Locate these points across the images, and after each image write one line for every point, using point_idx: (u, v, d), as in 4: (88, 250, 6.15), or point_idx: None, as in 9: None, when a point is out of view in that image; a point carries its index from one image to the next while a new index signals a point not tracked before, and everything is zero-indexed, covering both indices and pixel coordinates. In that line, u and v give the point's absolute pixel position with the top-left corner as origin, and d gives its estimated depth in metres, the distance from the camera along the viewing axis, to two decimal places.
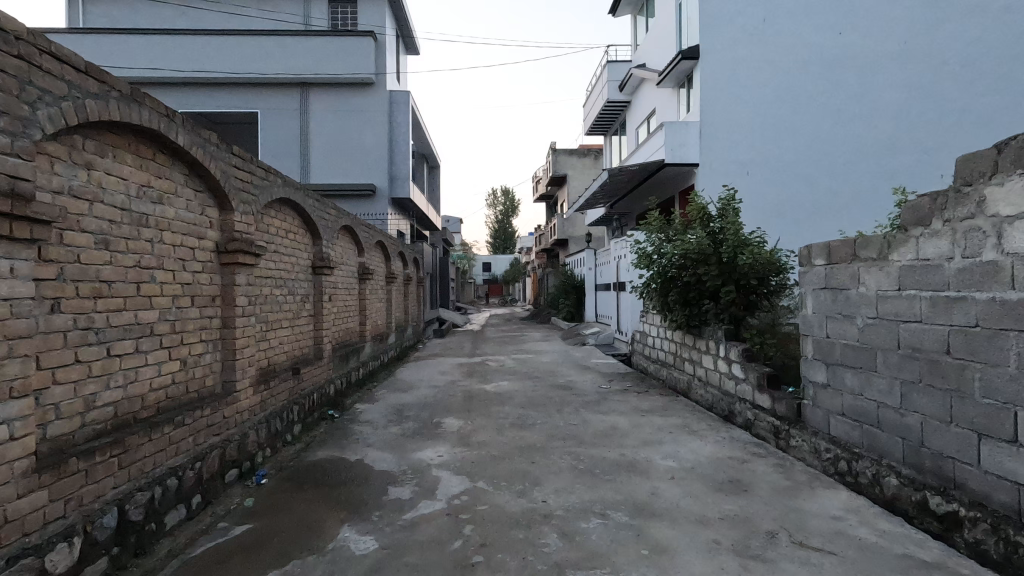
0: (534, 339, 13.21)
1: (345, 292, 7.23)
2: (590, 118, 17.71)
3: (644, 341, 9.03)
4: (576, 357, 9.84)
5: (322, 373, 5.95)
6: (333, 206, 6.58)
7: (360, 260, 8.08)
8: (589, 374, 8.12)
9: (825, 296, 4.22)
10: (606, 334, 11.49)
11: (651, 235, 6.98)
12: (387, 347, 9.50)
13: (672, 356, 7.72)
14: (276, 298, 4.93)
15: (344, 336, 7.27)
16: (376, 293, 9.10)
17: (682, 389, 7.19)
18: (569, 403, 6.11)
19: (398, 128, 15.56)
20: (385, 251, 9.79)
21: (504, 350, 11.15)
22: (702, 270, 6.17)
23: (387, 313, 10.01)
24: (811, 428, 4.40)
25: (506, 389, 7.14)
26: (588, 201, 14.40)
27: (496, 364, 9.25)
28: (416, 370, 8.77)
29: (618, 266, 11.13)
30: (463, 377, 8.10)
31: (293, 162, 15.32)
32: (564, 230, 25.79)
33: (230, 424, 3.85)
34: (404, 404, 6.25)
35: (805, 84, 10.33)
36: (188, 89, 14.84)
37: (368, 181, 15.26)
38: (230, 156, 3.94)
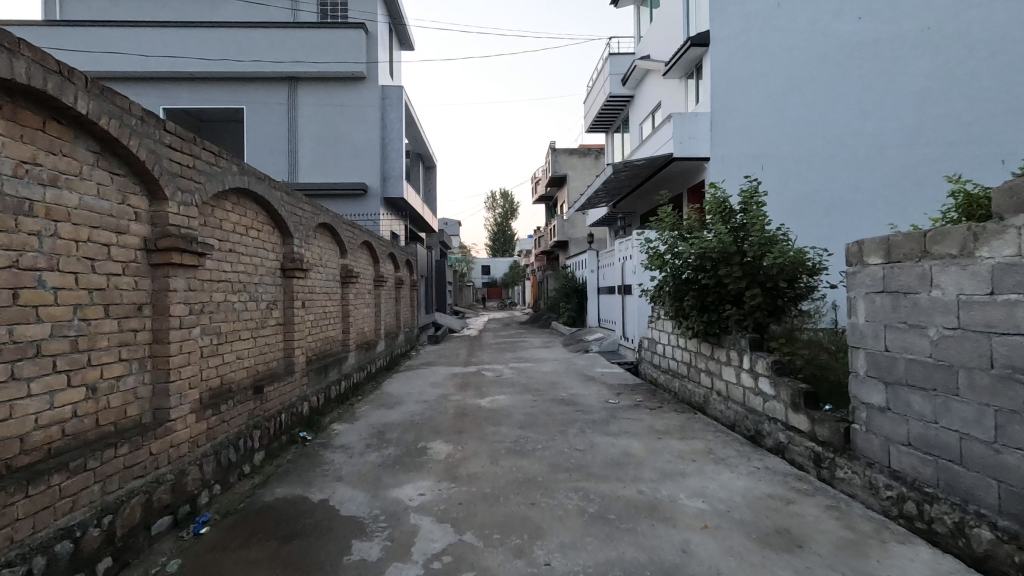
0: (534, 345, 12.49)
1: (324, 297, 6.51)
2: (592, 114, 17.02)
3: (654, 349, 8.32)
4: (580, 366, 9.12)
5: (294, 389, 5.24)
6: (308, 201, 5.88)
7: (344, 262, 7.38)
8: (594, 386, 7.40)
9: (883, 302, 3.51)
10: (611, 340, 10.80)
11: (664, 232, 6.26)
12: (375, 357, 8.81)
13: (686, 366, 7.02)
14: (230, 305, 4.21)
15: (324, 347, 6.56)
16: (362, 298, 8.40)
17: (699, 403, 6.47)
18: (573, 423, 5.40)
19: (391, 125, 14.95)
20: (373, 252, 9.10)
21: (502, 359, 10.43)
22: (723, 271, 5.45)
23: (376, 320, 9.33)
24: (865, 458, 3.70)
25: (502, 404, 6.43)
26: (590, 200, 13.71)
27: (493, 375, 8.53)
28: (405, 382, 8.06)
29: (623, 268, 10.42)
30: (456, 390, 7.37)
31: (281, 160, 14.62)
32: (564, 232, 25.12)
33: (161, 460, 3.14)
34: (386, 424, 5.52)
35: (823, 72, 9.61)
36: (171, 84, 14.17)
37: (360, 180, 14.58)
38: (162, 132, 3.24)
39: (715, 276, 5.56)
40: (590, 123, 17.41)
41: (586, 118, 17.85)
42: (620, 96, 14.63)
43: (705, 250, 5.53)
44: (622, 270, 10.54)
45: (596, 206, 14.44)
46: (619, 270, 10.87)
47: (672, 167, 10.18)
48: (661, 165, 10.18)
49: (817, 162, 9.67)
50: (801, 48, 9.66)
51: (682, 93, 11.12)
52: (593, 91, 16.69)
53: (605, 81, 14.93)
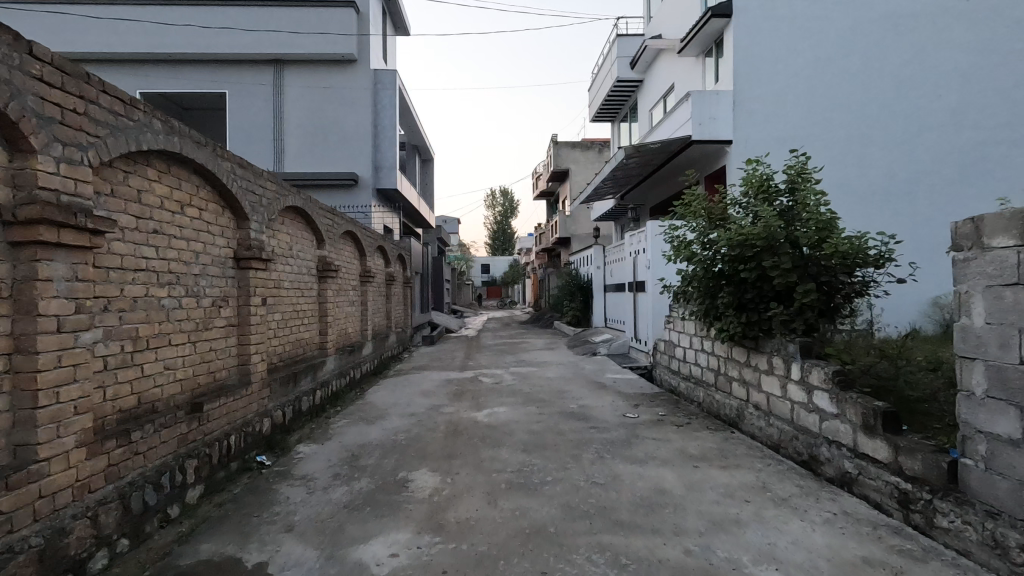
0: (536, 347, 11.56)
1: (293, 294, 5.59)
2: (597, 102, 16.09)
3: (673, 353, 7.40)
4: (588, 372, 8.20)
5: (248, 404, 4.33)
6: (273, 178, 4.94)
7: (321, 254, 6.45)
8: (607, 396, 6.47)
9: (1019, 299, 2.59)
10: (621, 342, 9.91)
11: (693, 218, 5.36)
12: (360, 360, 7.91)
13: (714, 374, 6.11)
14: (155, 301, 3.29)
15: (295, 351, 5.65)
16: (345, 295, 7.48)
17: (732, 418, 5.54)
18: (588, 445, 4.47)
19: (384, 112, 14.03)
20: (359, 244, 8.19)
21: (502, 362, 9.49)
22: (769, 262, 4.52)
23: (362, 319, 8.44)
24: (983, 506, 2.79)
25: (502, 418, 5.50)
26: (596, 191, 12.78)
27: (492, 382, 7.61)
28: (393, 390, 7.14)
29: (636, 263, 9.49)
30: (449, 400, 6.45)
31: (265, 148, 13.66)
32: (566, 228, 24.21)
33: (23, 517, 2.23)
34: (362, 446, 4.58)
35: (857, 45, 8.65)
36: (147, 66, 13.23)
37: (350, 170, 13.63)
38: (28, 58, 2.32)
39: (757, 268, 4.65)
40: (596, 111, 16.46)
41: (591, 106, 16.89)
42: (629, 80, 13.69)
43: (745, 237, 4.62)
44: (633, 265, 9.66)
45: (603, 197, 13.51)
46: (630, 266, 9.97)
47: (689, 152, 9.25)
48: (677, 151, 9.26)
49: (849, 146, 8.74)
50: (835, 19, 8.66)
51: (699, 72, 10.20)
52: (599, 78, 15.76)
53: (612, 65, 14.01)
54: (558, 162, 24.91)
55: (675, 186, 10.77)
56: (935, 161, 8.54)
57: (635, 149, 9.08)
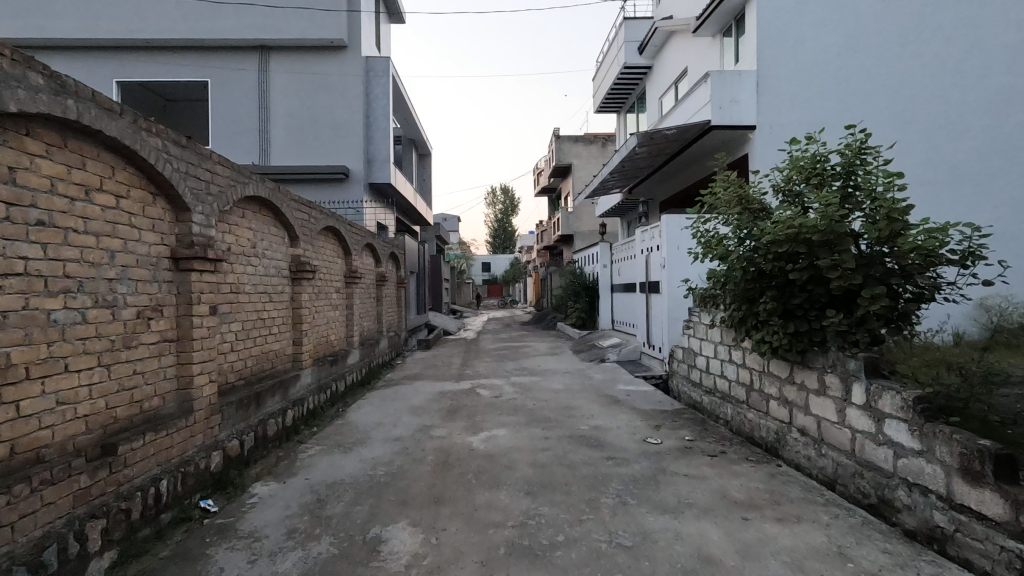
0: (538, 352, 10.75)
1: (255, 299, 4.77)
2: (602, 92, 15.24)
3: (696, 363, 6.60)
4: (597, 383, 7.38)
5: (189, 438, 3.51)
6: (225, 161, 4.11)
7: (294, 253, 5.65)
8: (622, 414, 5.65)
9: None
10: (632, 348, 9.07)
11: (727, 209, 4.55)
12: (344, 371, 7.12)
13: (747, 390, 5.31)
14: (42, 317, 2.50)
15: (259, 366, 4.84)
16: (325, 299, 6.68)
17: (772, 445, 4.74)
18: (607, 484, 3.67)
19: (377, 102, 13.22)
20: (343, 242, 7.38)
21: (503, 370, 8.68)
22: (828, 259, 3.69)
23: (346, 326, 7.65)
24: None
25: (502, 443, 4.70)
26: (603, 185, 11.97)
27: (490, 395, 6.79)
28: (379, 406, 6.34)
29: (648, 262, 8.70)
30: (441, 419, 5.64)
31: (249, 140, 12.81)
32: (568, 225, 23.42)
33: None
34: (330, 486, 3.76)
35: (896, 18, 7.79)
36: (124, 53, 12.43)
37: (341, 163, 12.82)
38: None
39: (811, 268, 3.84)
40: (600, 102, 15.63)
41: (595, 97, 16.08)
42: (637, 67, 12.87)
43: (796, 229, 3.81)
44: (646, 264, 8.84)
45: (609, 191, 12.69)
46: (641, 265, 9.15)
47: (707, 140, 8.41)
48: (693, 138, 8.41)
49: (884, 132, 7.91)
50: None
51: (716, 54, 9.36)
52: (604, 66, 14.94)
53: (619, 51, 13.18)
54: (560, 157, 24.07)
55: (689, 179, 9.95)
56: (980, 147, 7.70)
57: (648, 137, 8.24)
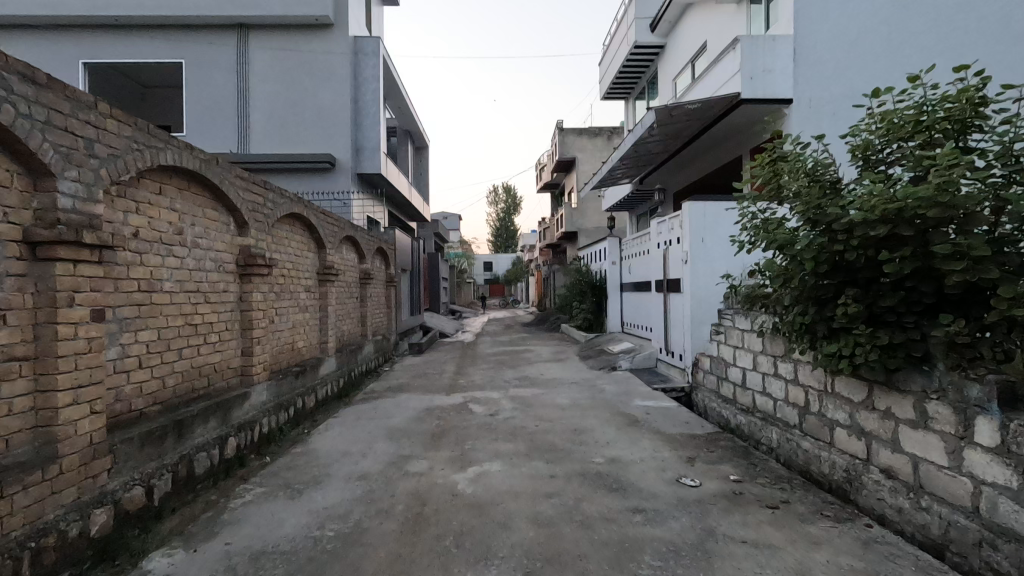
0: (541, 358, 9.72)
1: (181, 299, 3.74)
2: (609, 76, 14.19)
3: (730, 375, 5.57)
4: (609, 397, 6.33)
5: (48, 496, 2.48)
6: (124, 114, 3.09)
7: (242, 244, 4.61)
8: (644, 440, 4.59)
9: None
10: (646, 355, 8.04)
11: (789, 181, 3.50)
12: (315, 384, 6.10)
13: (803, 413, 4.27)
14: None
15: (187, 386, 3.80)
16: (289, 301, 5.64)
17: (840, 485, 3.70)
18: (638, 557, 2.63)
19: (366, 85, 12.20)
20: (315, 233, 6.35)
21: (500, 380, 7.63)
22: (945, 244, 2.64)
23: (319, 331, 6.63)
24: None
25: (495, 484, 3.68)
26: (612, 175, 10.96)
27: (485, 413, 5.75)
28: (352, 427, 5.33)
29: (666, 257, 7.67)
30: (423, 446, 4.61)
31: (228, 126, 11.76)
32: (572, 222, 22.40)
33: None
34: (254, 560, 2.70)
35: None
36: (92, 33, 11.42)
37: (326, 151, 11.81)
38: None
39: (918, 257, 2.79)
40: (607, 87, 14.57)
41: (602, 82, 15.02)
42: (648, 46, 11.81)
43: (898, 204, 2.76)
44: (663, 259, 7.80)
45: (617, 181, 11.63)
46: (656, 261, 8.12)
47: (733, 118, 7.35)
48: (718, 116, 7.34)
49: None
50: None
51: (741, 23, 8.29)
52: (612, 48, 13.90)
53: (628, 29, 12.15)
54: (563, 150, 23.04)
55: (709, 164, 8.91)
56: None
57: (667, 114, 7.14)
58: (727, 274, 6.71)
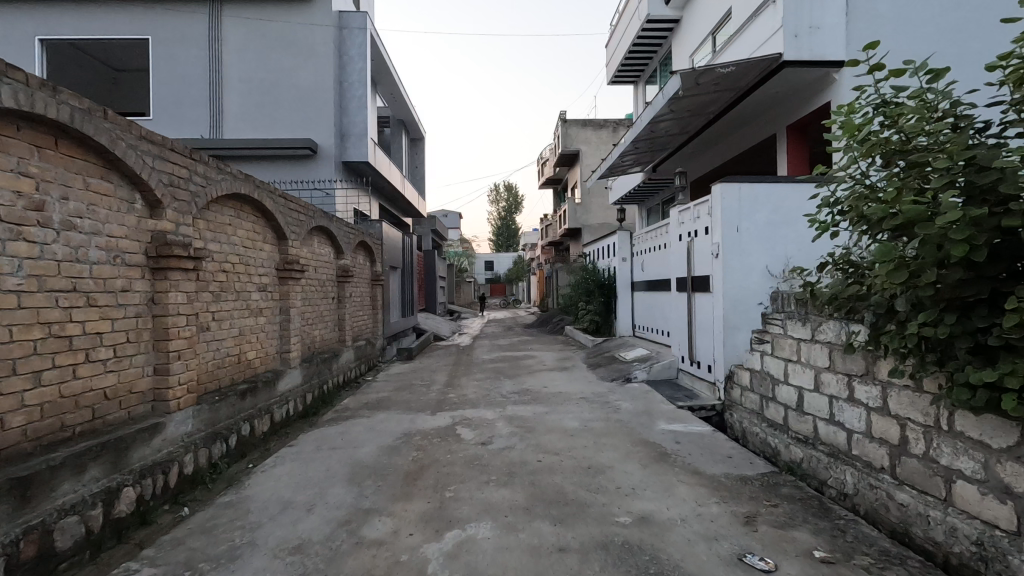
0: (544, 366, 8.64)
1: (41, 300, 2.67)
2: (618, 58, 13.10)
3: (781, 396, 4.49)
4: (627, 419, 5.23)
5: None
6: None
7: (156, 229, 3.53)
8: (681, 486, 3.50)
9: None
10: (666, 364, 6.96)
11: (903, 131, 2.42)
12: (271, 402, 5.04)
13: (902, 456, 3.16)
14: None
15: (51, 423, 2.72)
16: (231, 301, 4.56)
17: (971, 568, 2.60)
18: None
19: (351, 64, 11.13)
20: (271, 220, 5.26)
21: (497, 395, 6.52)
22: None
23: (279, 338, 5.56)
24: None
25: (484, 562, 2.59)
26: (623, 162, 9.87)
27: (476, 441, 4.65)
28: (308, 462, 4.24)
29: (688, 251, 6.59)
30: (392, 492, 3.52)
31: (199, 108, 10.68)
32: (576, 217, 21.26)
33: None
34: None
35: None
36: (48, 6, 10.32)
37: (307, 137, 10.74)
38: None
39: None
40: (615, 70, 13.49)
41: (609, 65, 13.93)
42: (662, 20, 10.71)
43: None
44: (685, 254, 6.73)
45: (628, 169, 10.52)
46: (676, 257, 7.05)
47: (769, 88, 6.27)
48: (751, 86, 6.27)
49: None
50: None
51: None
52: (620, 27, 12.80)
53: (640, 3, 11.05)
54: (567, 143, 21.95)
55: (737, 146, 7.82)
56: None
57: (692, 83, 6.06)
58: (767, 271, 5.64)
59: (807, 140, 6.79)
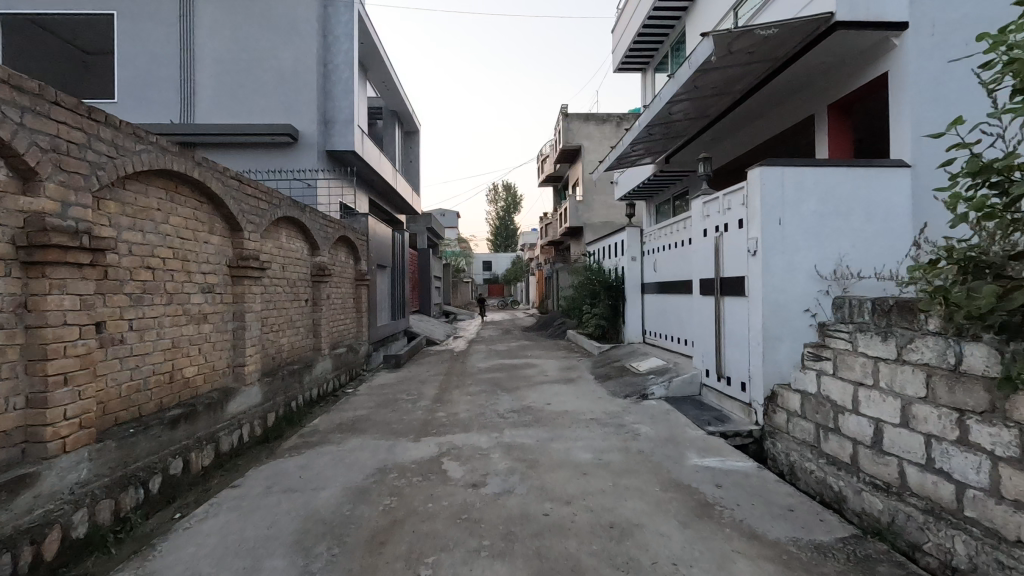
0: (546, 376, 7.73)
1: None
2: (625, 42, 12.20)
3: (847, 428, 3.58)
4: (650, 451, 4.31)
5: None
6: None
7: (33, 210, 2.61)
8: (739, 561, 2.59)
9: None
10: (687, 379, 6.06)
11: None
12: (214, 429, 4.11)
13: None
14: None
15: None
16: (159, 305, 3.63)
17: None
18: None
19: (337, 44, 10.23)
20: (218, 206, 4.33)
21: (492, 414, 5.60)
22: None
23: (231, 349, 4.62)
24: None
25: None
26: (633, 152, 8.96)
27: (466, 480, 3.74)
28: (249, 511, 3.32)
29: (715, 248, 5.69)
30: (348, 568, 2.59)
31: (169, 91, 9.75)
32: (577, 215, 20.34)
33: None
34: None
35: None
36: None
37: (287, 122, 9.82)
38: None
39: None
40: (622, 56, 12.59)
41: (615, 51, 13.02)
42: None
43: None
44: (710, 252, 5.82)
45: (638, 160, 9.60)
46: (699, 255, 6.13)
47: (813, 58, 5.37)
48: (792, 54, 5.36)
49: None
50: None
51: None
52: (629, 9, 11.89)
53: None
54: (568, 138, 21.04)
55: (768, 130, 6.92)
56: None
57: (722, 53, 5.25)
58: (816, 271, 4.70)
59: (852, 120, 5.89)
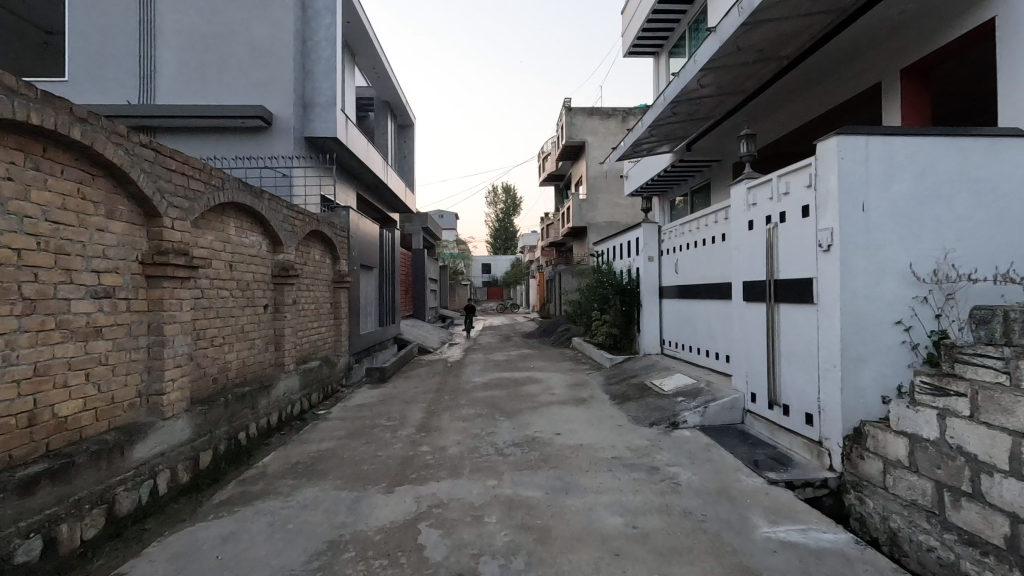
0: (553, 395, 6.61)
1: None
2: (638, 22, 11.10)
3: (1002, 499, 2.47)
4: (701, 512, 3.20)
5: None
6: None
7: None
8: None
9: None
10: (727, 403, 4.95)
11: None
12: (107, 486, 2.98)
13: None
14: None
15: None
16: (7, 318, 2.52)
17: None
18: None
19: (318, 19, 9.16)
20: (121, 180, 3.23)
21: (489, 450, 4.48)
22: None
23: (145, 372, 3.50)
24: None
25: None
26: (651, 137, 7.87)
27: (448, 566, 2.62)
28: None
29: (766, 242, 4.57)
30: None
31: (128, 69, 8.67)
32: (581, 215, 19.26)
33: None
34: None
35: None
36: None
37: (260, 103, 8.73)
38: None
39: None
40: (634, 38, 11.48)
41: (626, 33, 11.91)
42: None
43: None
44: (758, 248, 4.71)
45: (655, 147, 8.50)
46: (741, 252, 5.02)
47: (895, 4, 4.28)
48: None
49: None
50: None
51: None
52: None
53: None
54: (572, 133, 19.87)
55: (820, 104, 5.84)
56: None
57: None
58: (911, 272, 3.60)
59: (929, 88, 4.83)
